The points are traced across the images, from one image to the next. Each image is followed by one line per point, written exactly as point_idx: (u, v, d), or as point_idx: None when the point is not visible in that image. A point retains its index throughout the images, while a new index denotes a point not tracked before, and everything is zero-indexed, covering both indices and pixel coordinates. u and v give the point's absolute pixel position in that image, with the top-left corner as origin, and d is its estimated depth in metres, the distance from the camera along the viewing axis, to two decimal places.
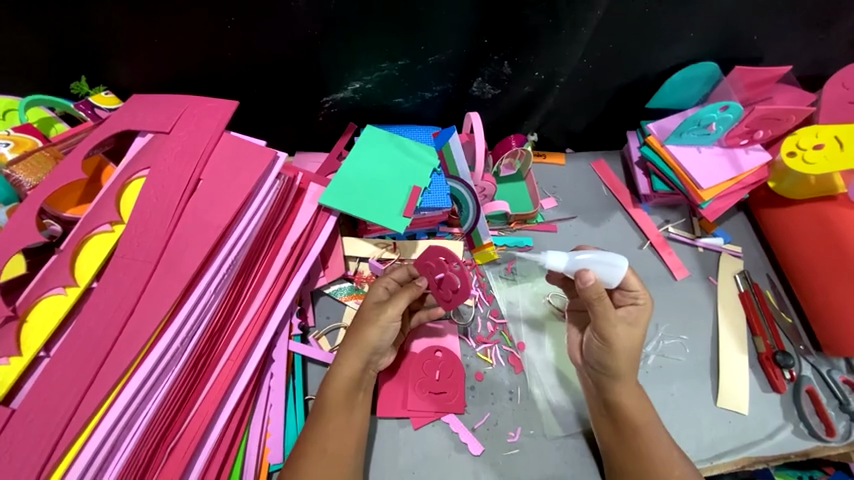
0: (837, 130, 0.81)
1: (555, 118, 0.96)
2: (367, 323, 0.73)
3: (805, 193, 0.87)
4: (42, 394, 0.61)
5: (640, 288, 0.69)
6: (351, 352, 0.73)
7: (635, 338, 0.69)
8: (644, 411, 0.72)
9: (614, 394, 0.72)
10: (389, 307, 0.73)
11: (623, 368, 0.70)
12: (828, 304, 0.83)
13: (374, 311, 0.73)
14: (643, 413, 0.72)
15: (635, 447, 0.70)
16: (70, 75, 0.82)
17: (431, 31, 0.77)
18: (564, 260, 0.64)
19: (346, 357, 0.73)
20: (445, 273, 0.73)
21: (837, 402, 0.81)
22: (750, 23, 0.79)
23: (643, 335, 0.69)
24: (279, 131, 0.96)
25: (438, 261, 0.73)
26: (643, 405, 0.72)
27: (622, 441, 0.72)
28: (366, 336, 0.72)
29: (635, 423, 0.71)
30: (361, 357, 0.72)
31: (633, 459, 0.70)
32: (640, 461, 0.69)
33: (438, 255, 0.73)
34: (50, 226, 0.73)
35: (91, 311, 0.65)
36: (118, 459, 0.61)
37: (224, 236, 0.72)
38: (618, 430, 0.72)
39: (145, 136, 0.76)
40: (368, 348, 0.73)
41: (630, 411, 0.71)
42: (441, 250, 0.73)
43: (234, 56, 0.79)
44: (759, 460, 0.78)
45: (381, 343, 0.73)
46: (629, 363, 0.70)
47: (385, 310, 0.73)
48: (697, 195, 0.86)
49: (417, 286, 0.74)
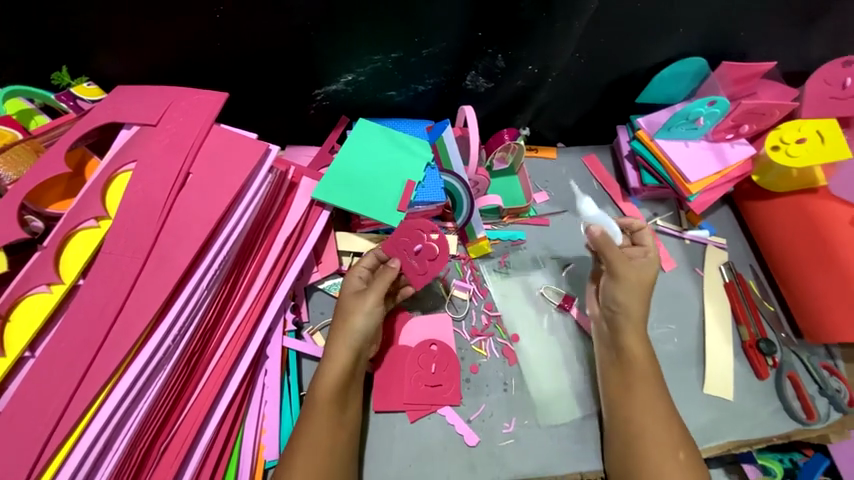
0: (819, 125, 0.84)
1: (547, 112, 0.97)
2: (353, 313, 0.74)
3: (786, 185, 0.90)
4: (28, 396, 0.59)
5: (649, 243, 0.82)
6: (341, 345, 0.73)
7: (645, 280, 0.79)
8: (648, 357, 0.77)
9: (619, 332, 0.78)
10: (373, 295, 0.75)
11: (631, 301, 0.77)
12: (809, 293, 0.86)
13: (357, 300, 0.75)
14: (651, 392, 0.74)
15: (640, 406, 0.74)
16: (49, 65, 0.78)
17: (424, 22, 0.77)
18: (594, 210, 0.82)
19: (333, 354, 0.73)
20: (422, 244, 0.76)
21: (816, 386, 0.85)
22: (736, 19, 0.80)
23: (651, 282, 0.80)
24: (269, 124, 0.94)
25: (415, 233, 0.76)
26: (647, 354, 0.77)
27: (630, 407, 0.74)
28: (352, 325, 0.74)
29: (640, 368, 0.76)
30: (349, 347, 0.73)
31: (635, 422, 0.73)
32: (646, 418, 0.73)
33: (415, 228, 0.76)
34: (31, 222, 0.70)
35: (78, 310, 0.63)
36: (109, 459, 0.60)
37: (216, 231, 0.70)
38: (620, 416, 0.74)
39: (130, 127, 0.74)
40: (355, 336, 0.73)
41: (633, 394, 0.75)
42: (416, 222, 0.76)
43: (223, 47, 0.77)
44: (744, 444, 0.81)
45: (367, 331, 0.74)
46: (640, 300, 0.78)
47: (368, 298, 0.75)
48: (685, 188, 0.87)
49: (392, 270, 0.76)
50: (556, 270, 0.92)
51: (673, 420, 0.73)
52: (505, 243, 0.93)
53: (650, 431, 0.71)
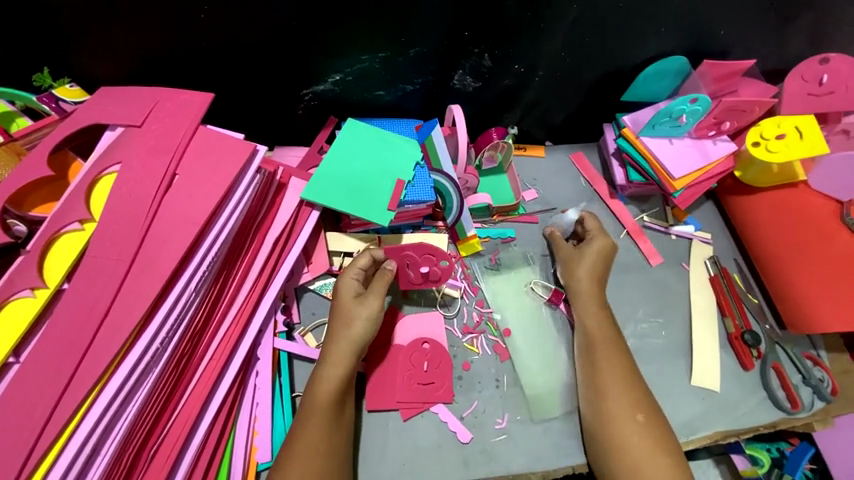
0: (797, 121, 0.86)
1: (534, 111, 0.98)
2: (355, 318, 0.74)
3: (768, 180, 0.92)
4: (13, 401, 0.58)
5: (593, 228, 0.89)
6: (343, 351, 0.73)
7: (582, 256, 0.86)
8: (605, 332, 0.81)
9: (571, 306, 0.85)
10: (373, 300, 0.76)
11: (569, 275, 0.86)
12: (792, 285, 0.87)
13: (358, 305, 0.75)
14: (610, 375, 0.77)
15: (601, 379, 0.77)
16: (30, 66, 0.77)
17: (411, 22, 0.77)
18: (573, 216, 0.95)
19: (333, 359, 0.73)
20: (431, 268, 0.81)
21: (800, 376, 0.87)
22: (716, 19, 0.82)
23: (599, 258, 0.86)
24: (256, 125, 0.93)
25: (427, 257, 0.81)
26: (602, 327, 0.81)
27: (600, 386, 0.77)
28: (353, 330, 0.74)
29: (593, 338, 0.80)
30: (351, 353, 0.73)
31: (600, 398, 0.76)
32: (605, 389, 0.76)
33: (427, 252, 0.81)
34: (14, 226, 0.69)
35: (64, 313, 0.62)
36: (98, 464, 0.59)
37: (204, 232, 0.70)
38: (592, 399, 0.76)
39: (113, 129, 0.73)
40: (356, 342, 0.73)
41: (603, 378, 0.77)
42: (430, 249, 0.81)
43: (209, 47, 0.77)
44: (731, 434, 0.83)
45: (367, 336, 0.75)
46: (576, 273, 0.85)
47: (369, 303, 0.75)
48: (670, 184, 0.89)
49: (389, 271, 0.78)
50: (546, 267, 0.93)
51: (630, 391, 0.76)
52: (495, 240, 0.94)
53: (612, 404, 0.75)
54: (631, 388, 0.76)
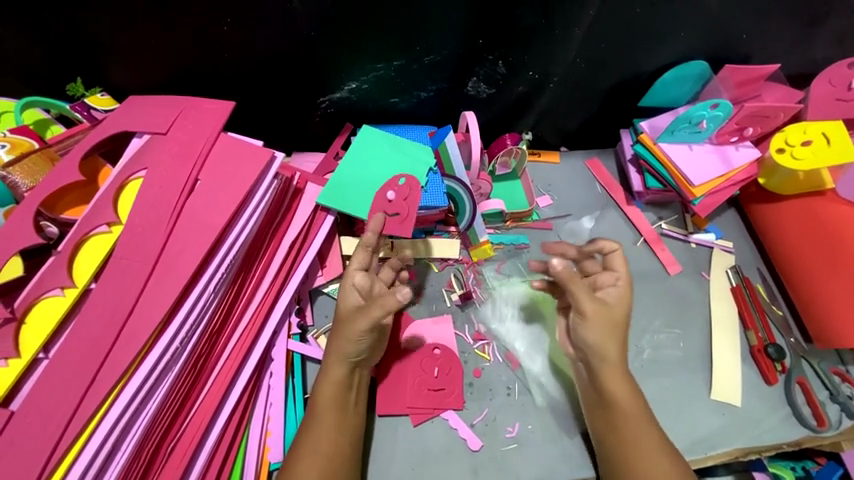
0: (824, 127, 0.83)
1: (550, 117, 0.97)
2: (344, 331, 0.72)
3: (793, 188, 0.89)
4: (41, 396, 0.61)
5: (621, 270, 0.76)
6: (335, 363, 0.73)
7: (612, 317, 0.74)
8: (633, 398, 0.73)
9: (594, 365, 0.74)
10: (366, 315, 0.71)
11: (597, 336, 0.73)
12: (819, 297, 0.84)
13: (350, 316, 0.72)
14: (646, 440, 0.70)
15: (626, 431, 0.71)
16: (65, 77, 0.82)
17: (425, 31, 0.78)
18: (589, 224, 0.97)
19: (329, 367, 0.73)
20: (392, 191, 0.79)
21: (827, 393, 0.84)
22: (737, 23, 0.80)
23: (622, 317, 0.75)
24: (275, 131, 0.96)
25: (385, 187, 0.80)
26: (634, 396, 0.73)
27: (617, 436, 0.71)
28: (342, 343, 0.72)
29: (623, 407, 0.72)
30: (343, 363, 0.72)
31: (620, 443, 0.71)
32: (629, 449, 0.70)
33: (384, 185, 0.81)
34: (47, 228, 0.73)
35: (89, 312, 0.65)
36: (118, 459, 0.62)
37: (222, 236, 0.72)
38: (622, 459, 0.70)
39: (141, 136, 0.76)
40: (345, 353, 0.72)
41: (629, 431, 0.71)
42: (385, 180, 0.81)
43: (230, 57, 0.80)
44: (752, 451, 0.80)
45: (361, 347, 0.73)
46: (607, 331, 0.73)
47: (359, 317, 0.71)
48: (689, 192, 0.87)
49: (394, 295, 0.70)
50: None
51: (661, 460, 0.69)
52: (508, 247, 0.94)
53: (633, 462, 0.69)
54: (662, 457, 0.70)
